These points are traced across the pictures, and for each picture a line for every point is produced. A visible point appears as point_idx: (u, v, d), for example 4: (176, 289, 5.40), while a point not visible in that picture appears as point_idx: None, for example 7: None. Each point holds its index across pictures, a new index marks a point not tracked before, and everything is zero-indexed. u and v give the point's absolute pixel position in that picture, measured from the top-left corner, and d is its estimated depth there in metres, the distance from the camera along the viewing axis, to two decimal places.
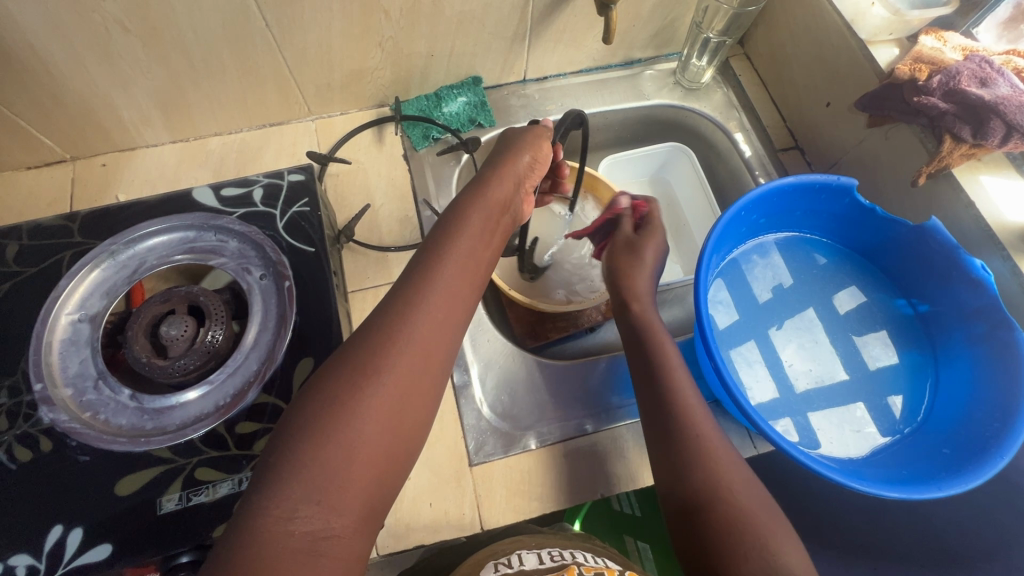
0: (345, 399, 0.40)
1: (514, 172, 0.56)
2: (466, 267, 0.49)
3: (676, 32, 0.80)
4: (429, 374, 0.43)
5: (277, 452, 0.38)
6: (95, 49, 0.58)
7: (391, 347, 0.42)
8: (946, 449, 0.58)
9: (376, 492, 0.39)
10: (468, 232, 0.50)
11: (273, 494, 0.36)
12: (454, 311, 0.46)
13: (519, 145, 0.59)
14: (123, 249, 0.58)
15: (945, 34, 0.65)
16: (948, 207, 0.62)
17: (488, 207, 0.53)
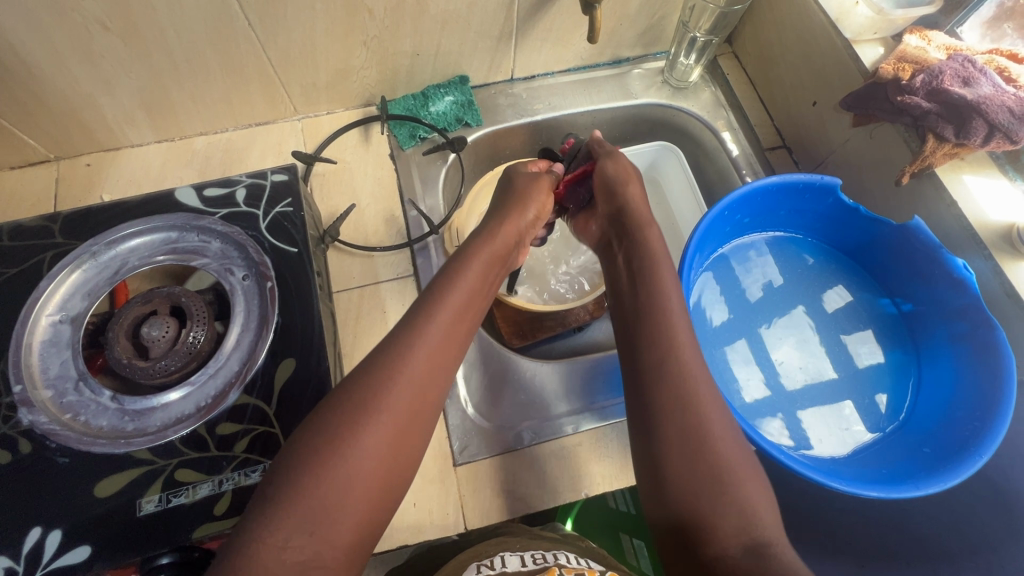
0: (346, 428, 0.39)
1: (519, 225, 0.57)
2: (464, 310, 0.48)
3: (663, 31, 0.80)
4: (425, 413, 0.43)
5: (275, 482, 0.38)
6: (75, 49, 0.58)
7: (391, 387, 0.41)
8: (926, 449, 0.59)
9: (370, 523, 0.39)
10: (468, 277, 0.50)
11: (269, 523, 0.36)
12: (449, 353, 0.46)
13: (521, 189, 0.60)
14: (105, 249, 0.57)
15: (928, 34, 0.65)
16: (932, 206, 0.62)
17: (489, 259, 0.53)
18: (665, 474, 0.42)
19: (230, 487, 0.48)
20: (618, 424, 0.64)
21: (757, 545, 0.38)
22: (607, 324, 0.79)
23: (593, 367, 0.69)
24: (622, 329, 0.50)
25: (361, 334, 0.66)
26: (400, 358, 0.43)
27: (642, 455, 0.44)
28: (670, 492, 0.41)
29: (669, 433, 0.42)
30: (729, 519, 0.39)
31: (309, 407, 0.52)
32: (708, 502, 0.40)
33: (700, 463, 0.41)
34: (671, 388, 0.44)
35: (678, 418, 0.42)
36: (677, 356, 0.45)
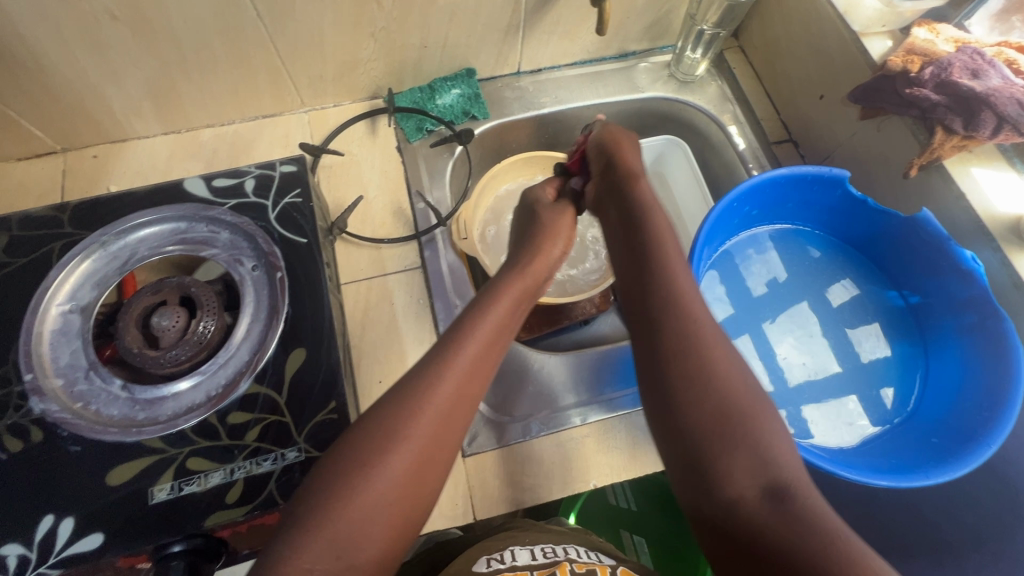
0: (376, 448, 0.39)
1: (546, 260, 0.55)
2: (493, 346, 0.46)
3: (671, 24, 0.80)
4: (449, 441, 0.41)
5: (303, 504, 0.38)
6: (84, 39, 0.58)
7: (416, 416, 0.40)
8: (934, 438, 0.59)
9: (393, 546, 0.38)
10: (497, 307, 0.48)
11: (295, 545, 0.35)
12: (474, 387, 0.43)
13: (547, 227, 0.57)
14: (114, 240, 0.57)
15: (937, 26, 0.65)
16: (940, 198, 0.63)
17: (518, 297, 0.51)
18: (678, 420, 0.40)
19: (242, 475, 0.49)
20: (626, 416, 0.64)
21: (775, 486, 0.37)
22: (612, 317, 0.80)
23: (600, 359, 0.69)
24: (622, 278, 0.48)
25: (369, 325, 0.66)
26: (427, 385, 0.41)
27: (652, 402, 0.42)
28: (683, 436, 0.40)
29: (678, 376, 0.41)
30: (746, 459, 0.38)
31: (320, 396, 0.52)
32: (724, 443, 0.38)
33: (712, 404, 0.40)
34: (676, 329, 0.43)
35: (685, 361, 0.41)
36: (679, 300, 0.44)
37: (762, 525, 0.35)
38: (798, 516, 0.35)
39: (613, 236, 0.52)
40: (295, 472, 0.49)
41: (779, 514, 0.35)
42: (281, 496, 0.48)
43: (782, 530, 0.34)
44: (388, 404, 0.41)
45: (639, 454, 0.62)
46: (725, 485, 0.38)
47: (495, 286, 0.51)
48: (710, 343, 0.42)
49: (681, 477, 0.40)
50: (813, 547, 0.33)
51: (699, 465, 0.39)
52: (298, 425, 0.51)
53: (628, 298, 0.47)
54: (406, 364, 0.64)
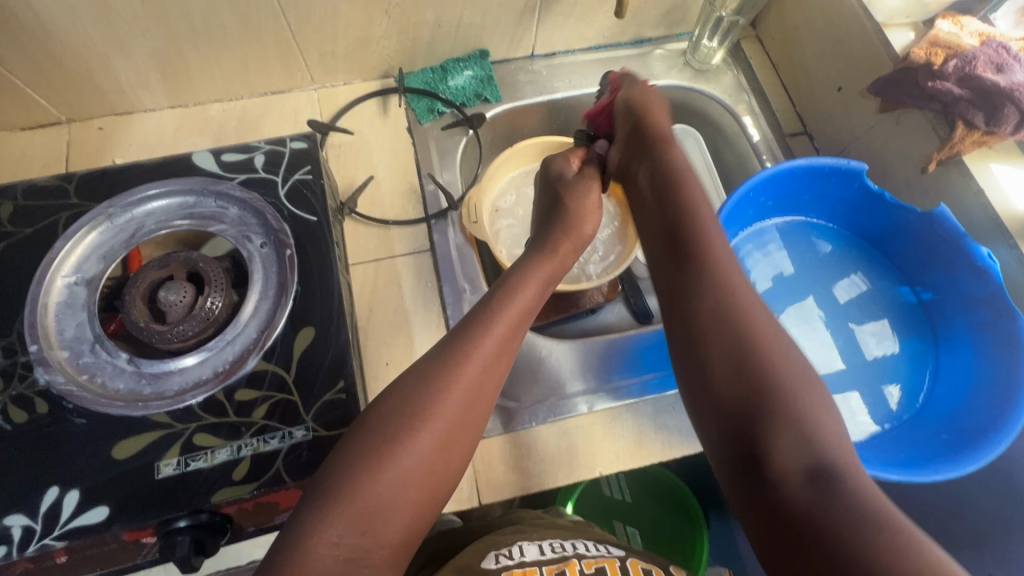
0: (403, 425, 0.41)
1: (574, 239, 0.57)
2: (514, 319, 0.48)
3: (688, 11, 0.79)
4: (469, 422, 0.43)
5: (332, 476, 0.39)
6: (94, 6, 0.56)
7: (440, 398, 0.42)
8: (943, 435, 0.59)
9: (420, 515, 0.40)
10: (532, 288, 0.51)
11: (326, 514, 0.37)
12: (499, 366, 0.46)
13: (572, 211, 0.58)
14: (120, 212, 0.57)
15: (962, 19, 0.64)
16: (957, 194, 0.62)
17: (546, 280, 0.53)
18: (716, 386, 0.42)
19: (249, 453, 0.48)
20: (634, 403, 0.64)
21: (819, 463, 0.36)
22: (619, 306, 0.79)
23: (608, 347, 0.69)
24: (654, 252, 0.51)
25: (376, 306, 0.65)
26: (452, 369, 0.43)
27: (689, 368, 0.44)
28: (722, 397, 0.41)
29: (717, 339, 0.43)
30: (788, 432, 0.38)
31: (328, 376, 0.51)
32: (765, 409, 0.39)
33: (749, 368, 0.41)
34: (720, 301, 0.45)
35: (727, 332, 0.43)
36: (722, 276, 0.46)
37: (800, 500, 0.35)
38: (841, 493, 0.34)
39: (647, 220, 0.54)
40: (303, 452, 0.48)
41: (820, 489, 0.35)
42: (289, 475, 0.48)
43: (820, 503, 0.34)
44: (412, 385, 0.43)
45: (645, 442, 0.62)
46: (768, 456, 0.38)
47: (524, 265, 0.53)
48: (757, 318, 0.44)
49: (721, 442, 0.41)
50: (859, 523, 0.32)
51: (740, 428, 0.40)
52: (307, 404, 0.50)
53: (662, 273, 0.49)
54: (414, 349, 0.64)
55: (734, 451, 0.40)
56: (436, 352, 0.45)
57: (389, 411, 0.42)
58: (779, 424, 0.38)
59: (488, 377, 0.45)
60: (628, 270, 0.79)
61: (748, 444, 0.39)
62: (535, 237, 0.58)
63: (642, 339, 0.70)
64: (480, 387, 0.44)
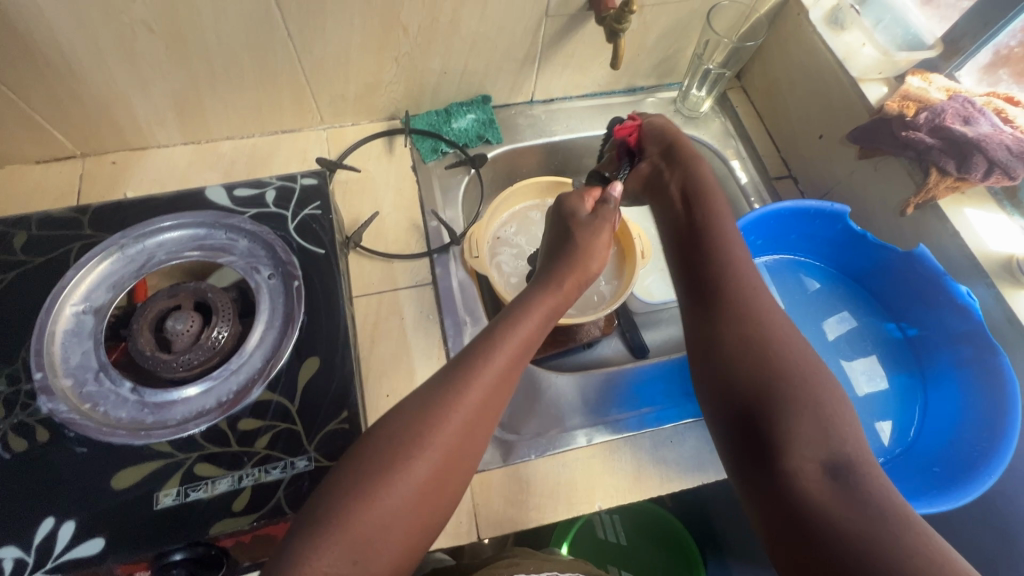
0: (403, 453, 0.41)
1: (582, 274, 0.58)
2: (512, 352, 0.49)
3: (678, 63, 0.84)
4: (467, 455, 0.44)
5: (326, 502, 0.40)
6: (119, 49, 0.60)
7: (437, 427, 0.43)
8: (936, 468, 0.61)
9: (413, 545, 0.40)
10: (531, 317, 0.52)
11: (322, 545, 0.37)
12: (500, 394, 0.47)
13: (581, 243, 0.59)
14: (132, 243, 0.58)
15: (930, 76, 0.69)
16: (935, 235, 0.66)
17: (549, 311, 0.54)
18: (732, 377, 0.43)
19: (250, 483, 0.48)
20: (632, 436, 0.64)
21: (836, 459, 0.37)
22: (616, 341, 0.80)
23: (606, 381, 0.70)
24: (677, 267, 0.53)
25: (378, 338, 0.66)
26: (449, 399, 0.44)
27: (706, 367, 0.45)
28: (735, 391, 0.42)
29: (730, 334, 0.45)
30: (807, 427, 0.38)
31: (332, 406, 0.52)
32: (774, 394, 0.40)
33: (767, 366, 0.42)
34: (741, 305, 0.46)
35: (748, 334, 0.44)
36: (744, 282, 0.47)
37: (820, 493, 0.35)
38: (858, 489, 0.35)
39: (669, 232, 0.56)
40: (303, 483, 0.48)
41: (837, 484, 0.35)
42: (288, 506, 0.48)
43: (834, 497, 0.35)
44: (414, 414, 0.44)
45: (644, 476, 0.62)
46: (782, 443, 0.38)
47: (529, 297, 0.55)
48: (777, 324, 0.45)
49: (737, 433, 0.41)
50: (873, 518, 0.33)
51: (754, 423, 0.40)
52: (310, 435, 0.50)
53: (687, 278, 0.51)
54: (414, 382, 0.64)
55: (748, 449, 0.40)
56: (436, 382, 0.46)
57: (388, 436, 0.42)
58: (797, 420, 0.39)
59: (489, 411, 0.46)
60: (624, 305, 0.81)
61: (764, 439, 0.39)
62: (542, 271, 0.59)
63: (639, 373, 0.71)
64: (477, 413, 0.45)
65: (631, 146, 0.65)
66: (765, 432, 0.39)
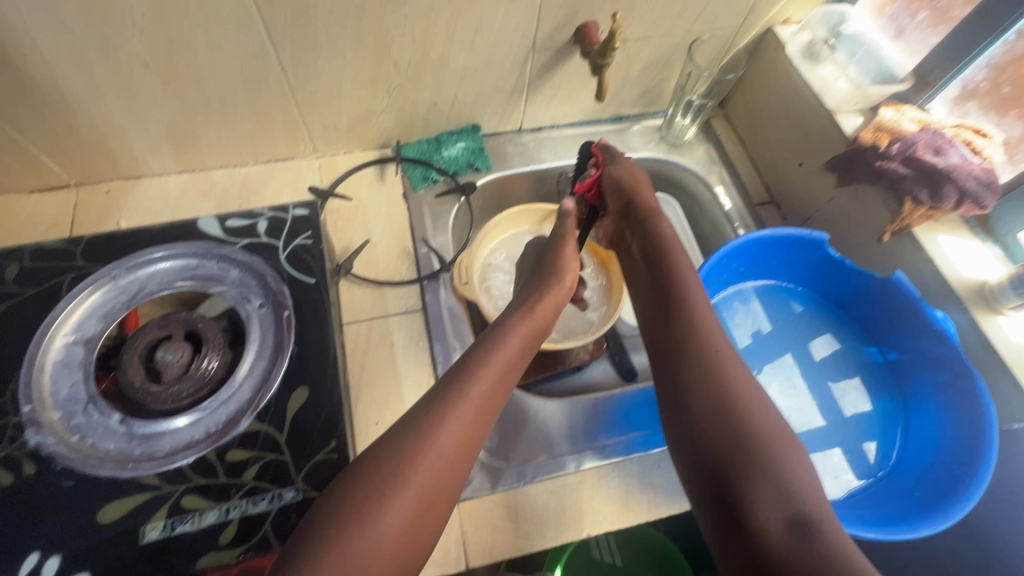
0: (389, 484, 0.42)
1: (554, 300, 0.61)
2: (498, 381, 0.51)
3: (662, 92, 0.87)
4: (451, 488, 0.45)
5: (312, 533, 0.40)
6: (115, 85, 0.61)
7: (422, 459, 0.43)
8: (917, 492, 0.61)
9: None
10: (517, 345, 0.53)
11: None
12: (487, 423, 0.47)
13: (553, 269, 0.64)
14: (124, 274, 0.59)
15: (902, 108, 0.71)
16: (911, 262, 0.68)
17: (525, 342, 0.56)
18: (697, 437, 0.44)
19: (237, 515, 0.48)
20: (620, 462, 0.65)
21: (799, 517, 0.38)
22: (605, 364, 0.81)
23: (594, 406, 0.70)
24: (646, 321, 0.55)
25: (368, 365, 0.67)
26: (436, 430, 0.45)
27: (673, 422, 0.46)
28: (702, 447, 0.43)
29: (695, 389, 0.46)
30: (769, 484, 0.39)
31: (320, 436, 0.52)
32: (738, 451, 0.42)
33: (731, 421, 0.43)
34: (704, 363, 0.47)
35: (711, 392, 0.45)
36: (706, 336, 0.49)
37: (782, 553, 0.36)
38: (820, 546, 0.35)
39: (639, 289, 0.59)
40: (291, 515, 0.49)
41: (799, 543, 0.36)
42: (277, 538, 0.48)
43: (798, 551, 0.35)
44: (401, 444, 0.44)
45: (632, 501, 0.63)
46: (748, 500, 0.39)
47: (504, 325, 0.56)
48: (738, 377, 0.46)
49: (704, 492, 0.42)
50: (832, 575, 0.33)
51: (721, 482, 0.41)
52: (298, 465, 0.51)
53: (654, 334, 0.53)
54: (403, 408, 0.64)
55: (716, 502, 0.41)
56: (424, 413, 0.47)
57: (375, 467, 0.43)
58: (761, 481, 0.40)
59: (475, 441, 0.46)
60: (612, 329, 0.82)
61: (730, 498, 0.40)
62: (517, 297, 0.63)
63: (627, 398, 0.71)
64: (465, 442, 0.46)
65: (595, 201, 0.71)
66: (732, 489, 0.40)
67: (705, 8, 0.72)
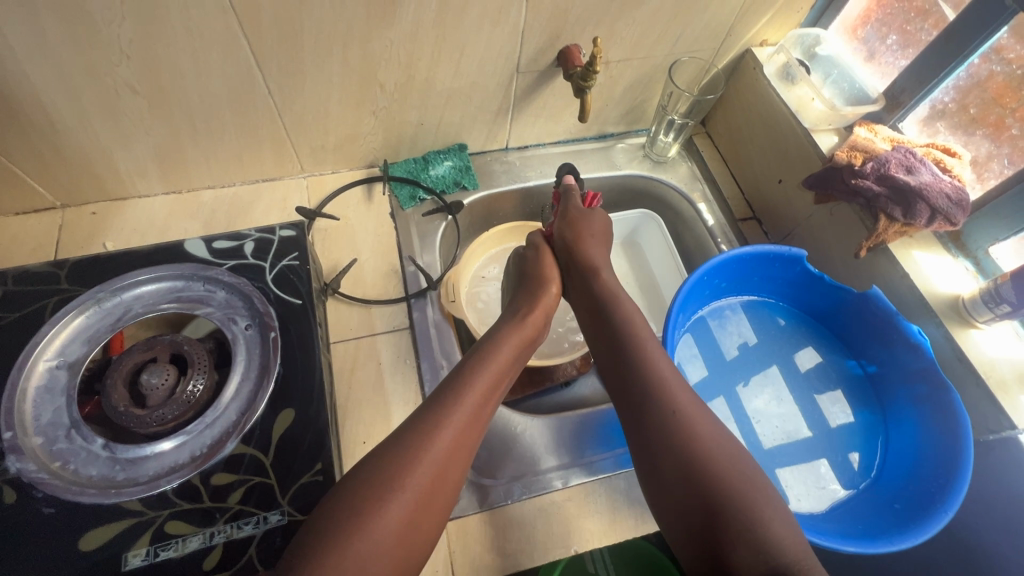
0: (370, 505, 0.41)
1: (545, 306, 0.63)
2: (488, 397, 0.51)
3: (645, 111, 0.89)
4: (439, 504, 0.45)
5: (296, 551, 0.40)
6: (102, 109, 0.62)
7: (410, 476, 0.43)
8: (897, 504, 0.62)
9: None
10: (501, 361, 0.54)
11: None
12: (473, 434, 0.48)
13: (538, 275, 0.66)
14: (109, 296, 0.59)
15: (876, 127, 0.74)
16: (888, 276, 0.69)
17: (518, 346, 0.57)
18: (672, 501, 0.45)
19: (221, 540, 0.48)
20: (608, 478, 0.65)
21: (776, 571, 0.39)
22: (593, 379, 0.82)
23: (580, 423, 0.71)
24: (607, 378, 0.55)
25: (355, 384, 0.67)
26: (426, 439, 0.45)
27: (648, 481, 0.47)
28: (681, 511, 0.44)
29: (666, 453, 0.46)
30: (744, 543, 0.41)
31: (306, 457, 0.52)
32: (715, 509, 0.43)
33: (702, 484, 0.44)
34: (665, 426, 0.48)
35: (681, 448, 0.46)
36: (665, 397, 0.49)
37: None
38: None
39: (594, 347, 0.59)
40: (276, 538, 0.49)
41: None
42: (261, 562, 0.48)
43: None
44: (384, 461, 0.44)
45: (620, 518, 0.63)
46: (730, 563, 0.41)
47: (497, 331, 0.58)
48: (702, 433, 0.47)
49: (684, 547, 0.44)
50: None
51: (702, 544, 0.42)
52: (283, 487, 0.51)
53: (614, 394, 0.53)
54: (391, 427, 0.65)
55: (700, 565, 0.42)
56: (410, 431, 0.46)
57: (360, 485, 0.43)
58: (733, 532, 0.41)
59: (463, 454, 0.47)
60: None
61: (711, 557, 0.42)
62: (513, 302, 0.64)
63: (613, 414, 0.72)
64: (455, 459, 0.46)
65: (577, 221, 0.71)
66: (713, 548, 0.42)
67: (683, 31, 0.74)
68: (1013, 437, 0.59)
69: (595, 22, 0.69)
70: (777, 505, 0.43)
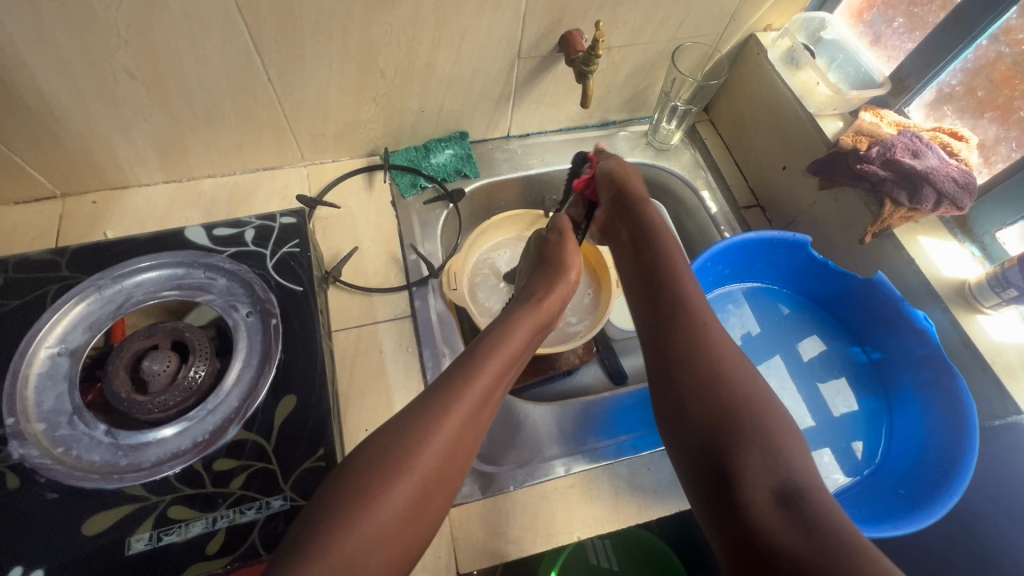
0: (374, 488, 0.41)
1: (564, 291, 0.61)
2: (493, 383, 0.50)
3: (647, 98, 0.88)
4: (443, 490, 0.44)
5: (303, 535, 0.39)
6: (100, 96, 0.61)
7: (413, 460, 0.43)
8: (902, 490, 0.62)
9: None
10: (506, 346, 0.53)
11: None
12: (480, 419, 0.48)
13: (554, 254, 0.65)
14: (110, 283, 0.59)
15: (882, 111, 0.73)
16: (893, 262, 0.69)
17: (534, 327, 0.57)
18: (686, 406, 0.45)
19: (224, 525, 0.48)
20: (610, 464, 0.65)
21: (789, 486, 0.38)
22: (595, 367, 0.82)
23: (583, 410, 0.71)
24: (635, 297, 0.56)
25: (357, 372, 0.67)
26: (428, 422, 0.45)
27: (663, 389, 0.47)
28: (694, 422, 0.44)
29: (689, 365, 0.46)
30: (757, 455, 0.40)
31: (308, 444, 0.52)
32: (730, 422, 0.42)
33: (720, 401, 0.44)
34: (691, 340, 0.48)
35: (702, 365, 0.46)
36: (698, 316, 0.50)
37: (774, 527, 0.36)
38: (808, 515, 0.36)
39: (627, 273, 0.59)
40: (279, 522, 0.49)
41: (789, 514, 0.36)
42: (263, 547, 0.48)
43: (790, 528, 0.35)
44: (387, 443, 0.44)
45: (623, 504, 0.63)
46: (739, 479, 0.40)
47: (509, 316, 0.57)
48: (726, 355, 0.47)
49: (687, 454, 0.44)
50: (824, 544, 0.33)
51: (709, 450, 0.42)
52: (285, 473, 0.51)
53: (642, 311, 0.53)
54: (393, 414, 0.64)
55: (702, 471, 0.42)
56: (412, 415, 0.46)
57: (364, 469, 0.42)
58: (747, 446, 0.41)
59: (467, 438, 0.46)
60: (602, 332, 0.83)
61: (721, 471, 0.41)
62: (527, 284, 0.64)
63: (616, 401, 0.72)
64: (458, 444, 0.45)
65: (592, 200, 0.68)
66: (722, 459, 0.41)
67: (687, 15, 0.73)
68: (1017, 423, 0.59)
69: (597, 6, 0.68)
70: (793, 432, 0.42)
